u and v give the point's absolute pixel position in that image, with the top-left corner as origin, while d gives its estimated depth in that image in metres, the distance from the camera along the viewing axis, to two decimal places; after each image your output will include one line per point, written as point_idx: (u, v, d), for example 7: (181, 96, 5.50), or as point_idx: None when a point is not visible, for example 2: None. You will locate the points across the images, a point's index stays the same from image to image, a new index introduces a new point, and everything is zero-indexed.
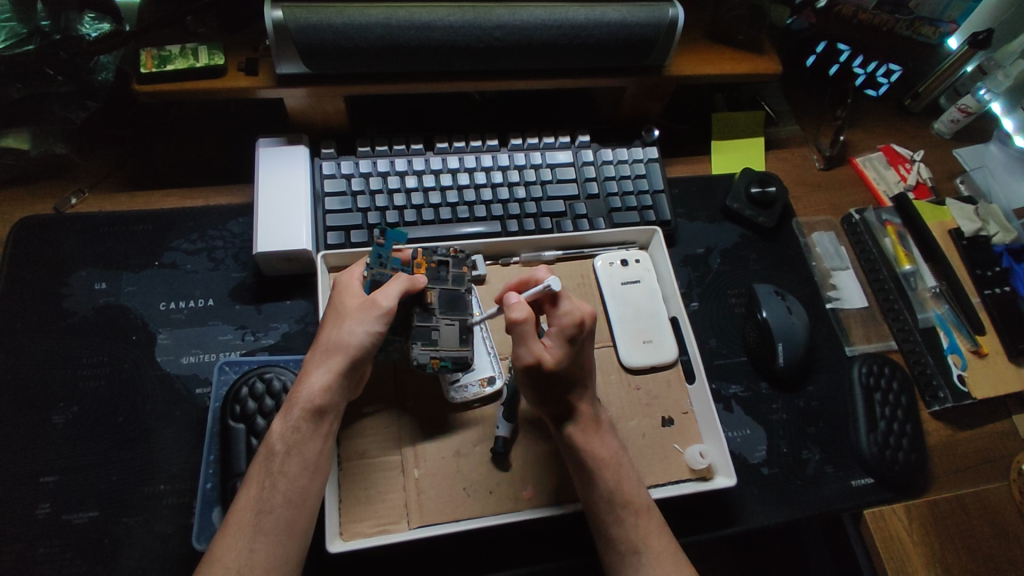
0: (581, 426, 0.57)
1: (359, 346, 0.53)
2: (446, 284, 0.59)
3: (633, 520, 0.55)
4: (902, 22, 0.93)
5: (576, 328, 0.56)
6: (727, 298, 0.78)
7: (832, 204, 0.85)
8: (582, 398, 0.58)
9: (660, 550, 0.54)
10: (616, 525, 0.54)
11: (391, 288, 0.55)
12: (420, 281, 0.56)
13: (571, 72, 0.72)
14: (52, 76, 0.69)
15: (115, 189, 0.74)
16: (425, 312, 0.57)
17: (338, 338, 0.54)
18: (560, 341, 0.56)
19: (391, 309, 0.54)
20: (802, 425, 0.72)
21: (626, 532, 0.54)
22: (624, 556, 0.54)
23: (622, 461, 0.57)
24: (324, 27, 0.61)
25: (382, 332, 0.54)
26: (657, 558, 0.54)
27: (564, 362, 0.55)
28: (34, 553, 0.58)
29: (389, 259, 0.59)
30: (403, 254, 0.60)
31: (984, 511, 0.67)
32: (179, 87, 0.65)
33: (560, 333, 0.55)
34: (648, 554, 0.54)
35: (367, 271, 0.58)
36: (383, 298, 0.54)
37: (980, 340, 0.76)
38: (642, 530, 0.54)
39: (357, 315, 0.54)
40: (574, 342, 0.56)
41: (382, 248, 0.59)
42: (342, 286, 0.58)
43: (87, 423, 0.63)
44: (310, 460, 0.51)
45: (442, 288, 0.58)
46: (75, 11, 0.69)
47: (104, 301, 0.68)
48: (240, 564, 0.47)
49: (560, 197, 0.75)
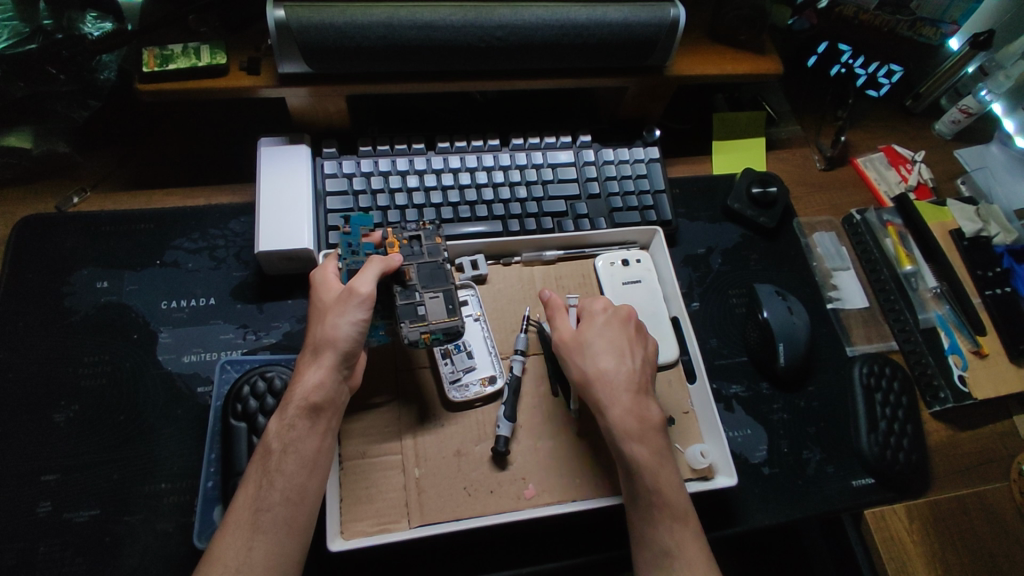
0: (626, 416, 0.56)
1: (347, 338, 0.54)
2: (422, 258, 0.62)
3: (668, 524, 0.53)
4: (902, 23, 0.92)
5: (601, 307, 0.63)
6: (728, 297, 0.78)
7: (833, 205, 0.86)
8: (622, 388, 0.57)
9: (694, 557, 0.52)
10: (651, 527, 0.53)
11: (366, 274, 0.56)
12: (393, 261, 0.58)
13: (572, 73, 0.72)
14: (54, 75, 0.69)
15: (116, 188, 0.74)
16: (405, 290, 0.59)
17: (327, 333, 0.54)
18: (592, 322, 0.61)
19: (370, 294, 0.55)
20: (803, 424, 0.72)
21: (658, 533, 0.53)
22: (655, 556, 0.52)
23: (663, 461, 0.55)
24: (325, 26, 0.61)
25: (366, 319, 0.55)
26: (689, 564, 0.52)
27: (587, 334, 0.60)
28: (36, 552, 0.58)
29: (360, 246, 0.62)
30: (372, 237, 0.63)
31: (986, 513, 0.67)
32: (181, 85, 0.65)
33: (588, 312, 0.63)
34: (684, 559, 0.52)
35: (341, 263, 0.61)
36: (361, 285, 0.55)
37: (980, 340, 0.76)
38: (676, 535, 0.53)
39: (336, 308, 0.55)
40: (599, 318, 0.62)
41: (350, 236, 0.63)
42: (319, 281, 0.58)
43: (88, 421, 0.63)
44: (307, 457, 0.51)
45: (419, 263, 0.61)
46: (77, 10, 0.69)
47: (105, 300, 0.68)
48: (239, 563, 0.46)
49: (562, 197, 0.75)
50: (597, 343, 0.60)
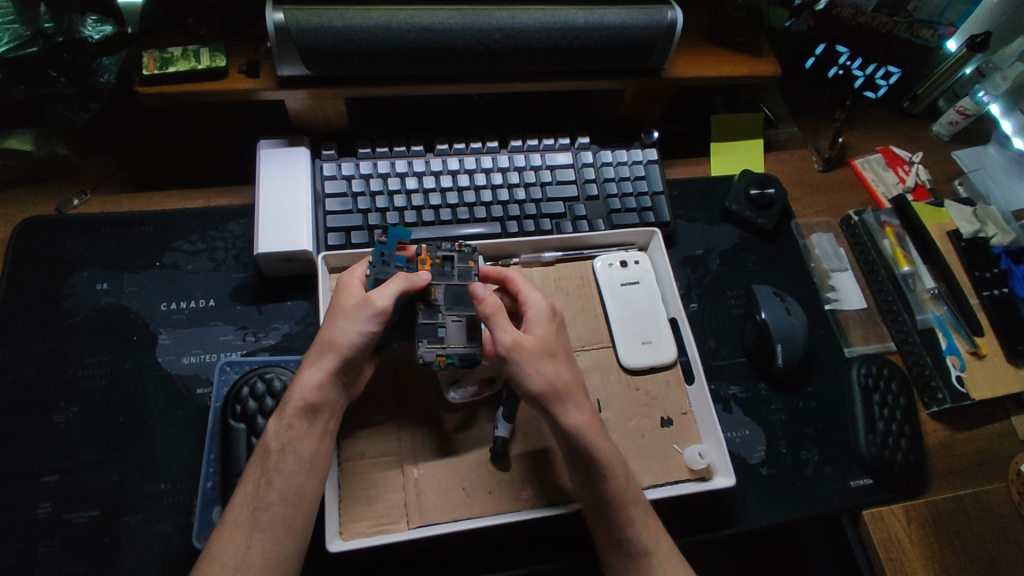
0: (586, 429, 0.55)
1: (352, 345, 0.54)
2: (451, 280, 0.59)
3: (642, 521, 0.55)
4: (900, 24, 0.93)
5: (549, 312, 0.60)
6: (725, 298, 0.78)
7: (831, 206, 0.86)
8: (581, 397, 0.57)
9: (667, 552, 0.55)
10: (627, 527, 0.54)
11: (386, 287, 0.55)
12: (418, 279, 0.57)
13: (571, 75, 0.73)
14: (54, 77, 0.69)
15: (116, 190, 0.74)
16: (429, 309, 0.58)
17: (334, 338, 0.54)
18: (545, 328, 0.58)
19: (385, 308, 0.54)
20: (801, 425, 0.72)
21: (632, 532, 0.55)
22: (631, 556, 0.54)
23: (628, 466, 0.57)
24: (324, 29, 0.61)
25: (375, 331, 0.55)
26: (663, 558, 0.55)
27: (543, 340, 0.57)
28: (35, 553, 0.58)
29: (392, 257, 0.60)
30: (407, 251, 0.62)
31: (983, 513, 0.67)
32: (181, 87, 0.65)
33: (535, 314, 0.59)
34: (651, 556, 0.54)
35: (369, 270, 0.60)
36: (378, 298, 0.55)
37: (978, 342, 0.76)
38: (650, 532, 0.55)
39: (349, 314, 0.55)
40: (550, 323, 0.59)
41: (384, 245, 0.61)
42: (342, 285, 0.59)
43: (88, 422, 0.63)
44: (305, 458, 0.51)
45: (447, 285, 0.59)
46: (78, 14, 0.69)
47: (104, 302, 0.69)
48: (237, 561, 0.47)
49: (560, 198, 0.75)
50: (553, 350, 0.57)
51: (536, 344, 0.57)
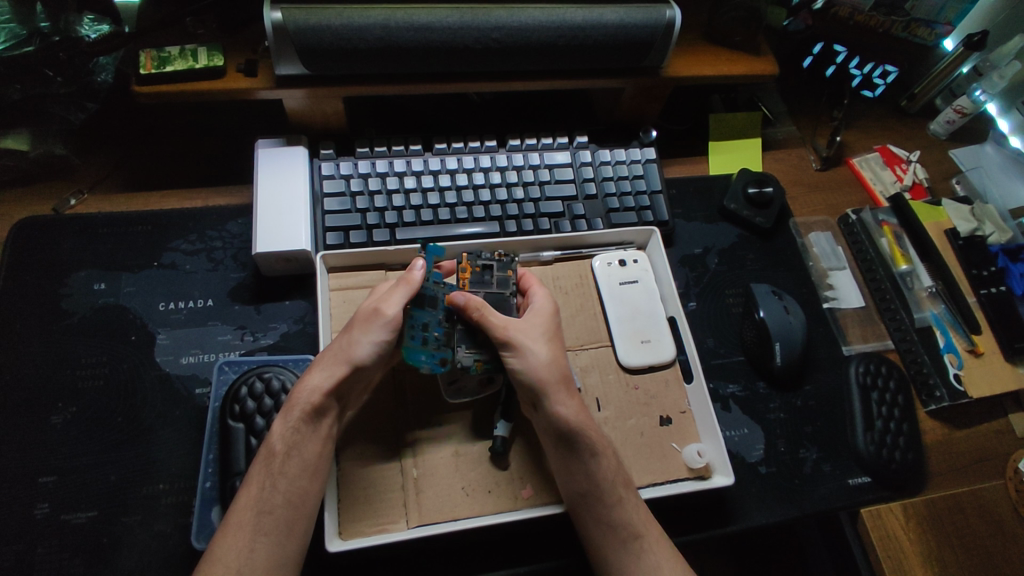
0: (578, 417, 0.56)
1: (365, 358, 0.54)
2: (491, 287, 0.64)
3: (632, 501, 0.56)
4: (897, 24, 0.93)
5: (551, 306, 0.62)
6: (724, 297, 0.78)
7: (830, 205, 0.86)
8: (574, 388, 0.58)
9: (657, 536, 0.55)
10: (620, 509, 0.55)
11: (395, 296, 0.57)
12: (415, 277, 0.59)
13: (569, 73, 0.73)
14: (52, 77, 0.71)
15: (114, 190, 0.74)
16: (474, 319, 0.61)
17: (346, 348, 0.55)
18: (546, 318, 0.60)
19: (396, 316, 0.56)
20: (800, 423, 0.72)
21: (624, 516, 0.55)
22: (626, 543, 0.54)
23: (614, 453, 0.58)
24: (323, 28, 0.61)
25: (388, 341, 0.56)
26: (657, 543, 0.55)
27: (544, 330, 0.59)
28: (34, 553, 0.58)
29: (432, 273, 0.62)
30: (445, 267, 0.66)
31: (982, 511, 0.67)
32: (178, 86, 0.65)
33: (538, 307, 0.61)
34: (646, 538, 0.55)
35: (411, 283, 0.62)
36: (388, 307, 0.56)
37: (975, 339, 0.76)
38: (640, 514, 0.56)
39: (362, 326, 0.55)
40: (550, 315, 0.61)
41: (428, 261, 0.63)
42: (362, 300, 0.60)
43: (86, 422, 0.63)
44: (310, 461, 0.51)
45: (488, 292, 0.64)
46: (75, 13, 0.70)
47: (103, 302, 0.68)
48: (240, 564, 0.47)
49: (559, 197, 0.75)
50: (555, 340, 0.59)
51: (536, 332, 0.58)
